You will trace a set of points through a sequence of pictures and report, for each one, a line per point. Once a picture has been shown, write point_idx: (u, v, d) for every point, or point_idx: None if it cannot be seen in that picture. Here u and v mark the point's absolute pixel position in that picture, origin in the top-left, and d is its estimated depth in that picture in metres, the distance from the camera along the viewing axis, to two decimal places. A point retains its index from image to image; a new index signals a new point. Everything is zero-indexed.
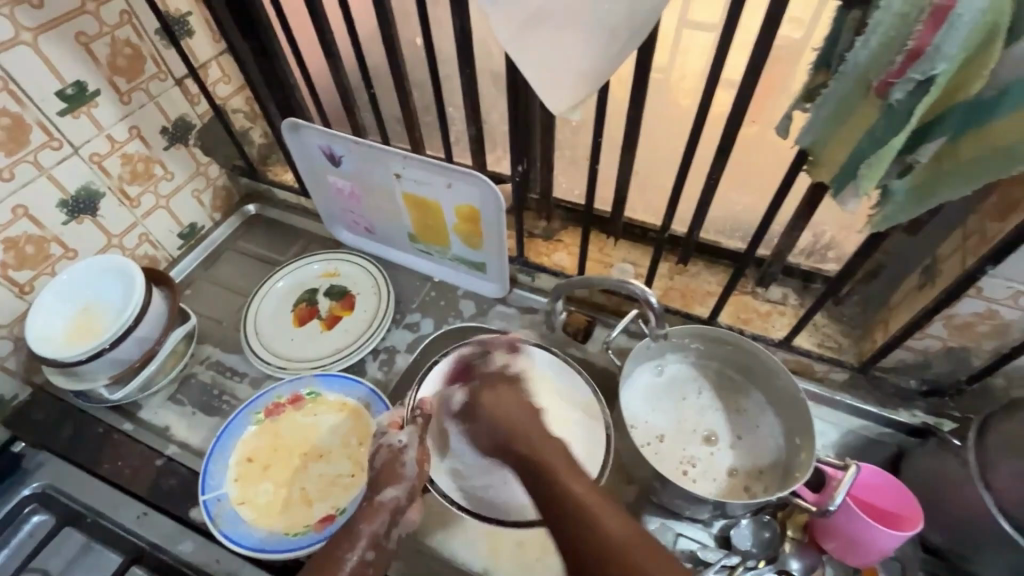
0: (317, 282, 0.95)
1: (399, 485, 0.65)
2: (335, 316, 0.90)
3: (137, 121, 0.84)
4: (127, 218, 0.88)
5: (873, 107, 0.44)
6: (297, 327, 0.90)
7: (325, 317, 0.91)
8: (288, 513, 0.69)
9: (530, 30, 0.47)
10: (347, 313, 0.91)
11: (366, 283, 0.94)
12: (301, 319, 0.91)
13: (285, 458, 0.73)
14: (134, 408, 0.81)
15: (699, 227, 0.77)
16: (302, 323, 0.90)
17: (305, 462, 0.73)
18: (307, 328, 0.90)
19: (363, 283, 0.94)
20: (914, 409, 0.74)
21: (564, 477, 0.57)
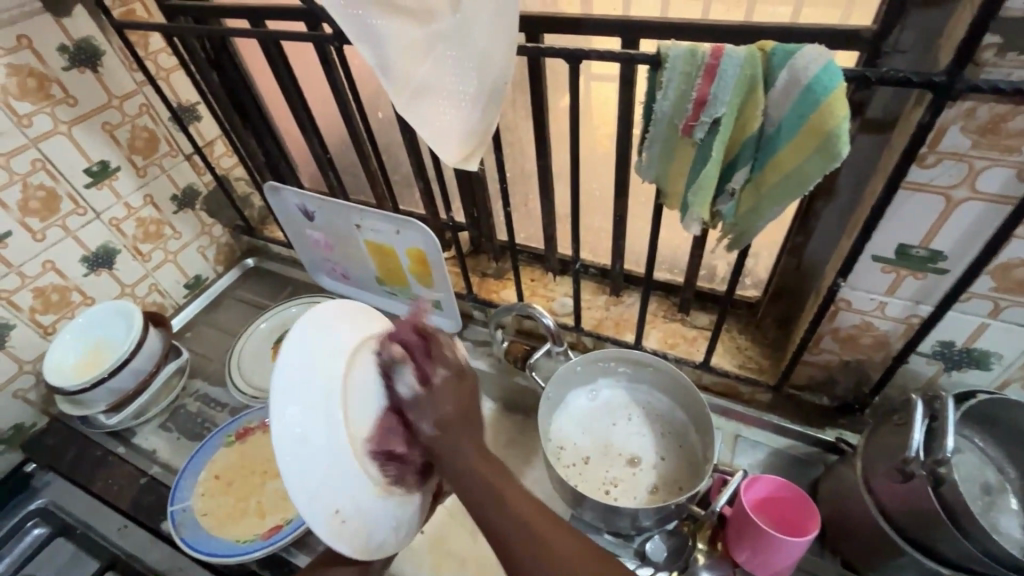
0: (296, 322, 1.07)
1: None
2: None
3: (150, 191, 1.01)
4: (139, 270, 1.03)
5: (687, 145, 0.53)
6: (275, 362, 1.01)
7: None
8: (243, 525, 0.77)
9: (418, 100, 0.59)
10: None
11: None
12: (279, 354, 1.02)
13: (248, 476, 0.82)
14: (129, 434, 0.92)
15: (620, 259, 0.85)
16: None
17: (265, 479, 0.82)
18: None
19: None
20: (838, 427, 0.76)
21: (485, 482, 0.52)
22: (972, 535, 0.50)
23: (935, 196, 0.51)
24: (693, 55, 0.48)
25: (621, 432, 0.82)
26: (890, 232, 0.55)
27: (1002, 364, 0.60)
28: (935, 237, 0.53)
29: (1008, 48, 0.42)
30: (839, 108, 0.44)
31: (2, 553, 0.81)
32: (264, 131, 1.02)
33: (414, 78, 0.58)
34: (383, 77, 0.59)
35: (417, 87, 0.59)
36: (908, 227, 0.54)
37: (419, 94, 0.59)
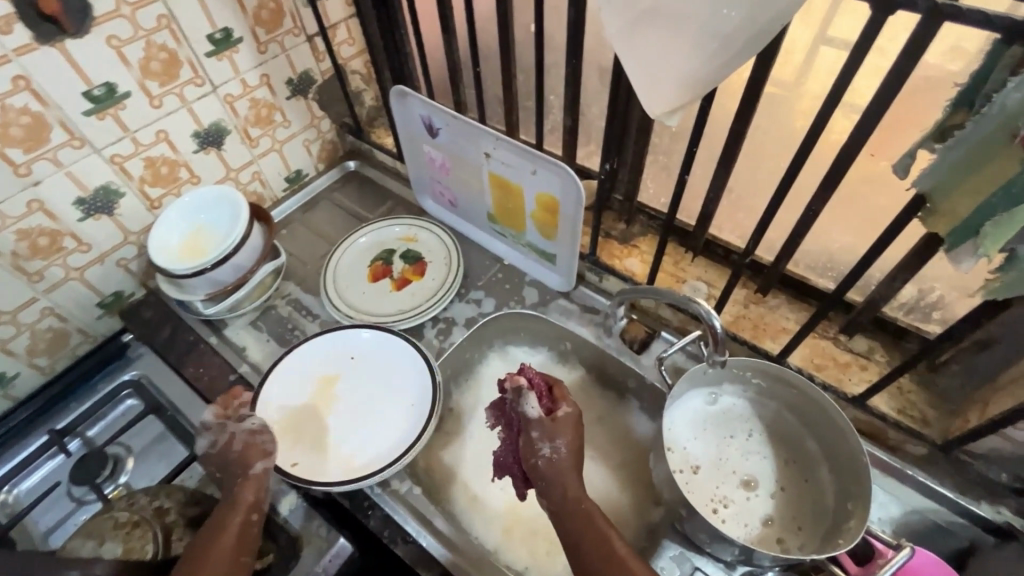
0: (396, 244, 1.00)
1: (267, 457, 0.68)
2: (405, 279, 0.96)
3: (267, 71, 0.92)
4: (245, 155, 0.97)
5: (1017, 159, 0.39)
6: (371, 283, 0.96)
7: (396, 278, 0.96)
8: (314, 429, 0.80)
9: (642, 27, 0.46)
10: (417, 278, 0.96)
11: (440, 253, 0.98)
12: (374, 275, 0.97)
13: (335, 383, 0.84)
14: (221, 325, 0.91)
15: (788, 258, 0.72)
16: (375, 280, 0.96)
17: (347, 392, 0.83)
18: (379, 284, 0.96)
19: (437, 253, 0.98)
20: (1001, 505, 0.65)
21: (586, 549, 0.59)
22: None
23: None
24: None
25: (737, 447, 0.73)
26: None
27: None
28: None
29: None
30: None
31: (99, 415, 0.84)
32: (398, 23, 0.89)
33: None
34: None
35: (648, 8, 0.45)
36: None
37: (649, 19, 0.45)
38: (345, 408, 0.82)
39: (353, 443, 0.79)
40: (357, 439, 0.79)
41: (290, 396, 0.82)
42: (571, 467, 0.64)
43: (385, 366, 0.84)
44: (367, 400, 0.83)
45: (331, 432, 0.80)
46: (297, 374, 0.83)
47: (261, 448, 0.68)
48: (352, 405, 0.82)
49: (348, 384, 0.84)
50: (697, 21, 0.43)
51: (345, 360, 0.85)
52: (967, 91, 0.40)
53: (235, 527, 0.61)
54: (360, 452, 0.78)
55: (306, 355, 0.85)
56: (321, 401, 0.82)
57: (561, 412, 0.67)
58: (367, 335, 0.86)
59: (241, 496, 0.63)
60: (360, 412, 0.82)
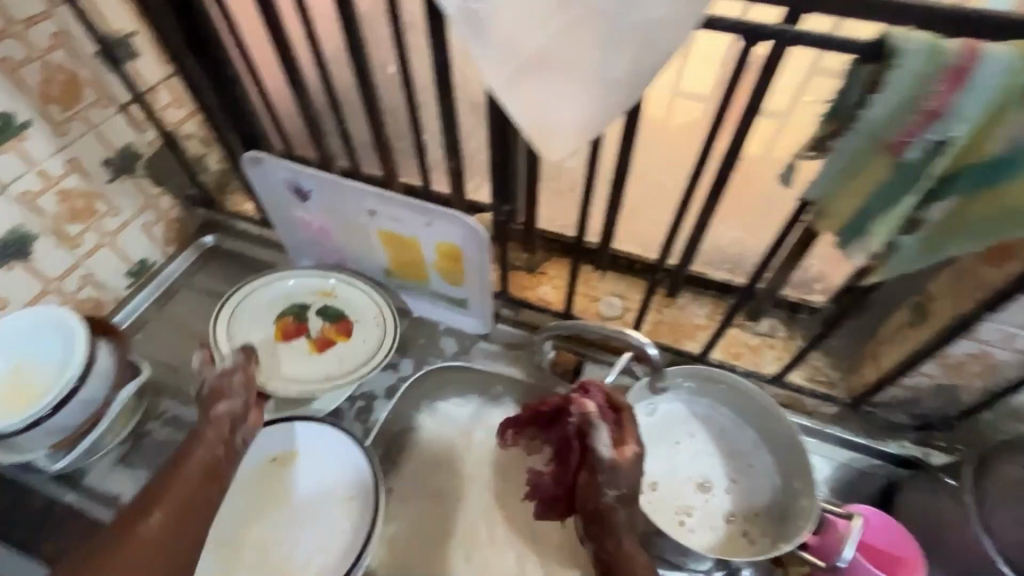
0: (311, 298, 0.87)
1: (231, 399, 0.61)
2: (327, 339, 0.83)
3: (75, 154, 0.76)
4: (66, 259, 0.79)
5: (886, 165, 0.42)
6: (281, 342, 0.83)
7: (315, 338, 0.84)
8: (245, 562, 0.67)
9: (526, 77, 0.43)
10: (341, 338, 0.84)
11: (367, 309, 0.86)
12: (284, 333, 0.84)
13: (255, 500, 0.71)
14: (80, 475, 0.73)
15: (690, 261, 0.75)
16: (286, 339, 0.84)
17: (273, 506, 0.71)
18: (292, 344, 0.84)
19: (367, 331, 0.84)
20: (903, 439, 0.73)
21: None
22: None
23: None
24: (938, 52, 0.36)
25: (689, 450, 0.75)
26: None
27: None
28: None
29: None
30: None
31: None
32: (235, 78, 0.78)
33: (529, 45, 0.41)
34: (476, 44, 0.43)
35: (531, 59, 0.42)
36: None
37: (533, 70, 0.42)
38: (277, 523, 0.70)
39: (299, 552, 0.68)
40: (298, 557, 0.68)
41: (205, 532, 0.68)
42: (624, 510, 0.59)
43: (311, 461, 0.73)
44: (299, 506, 0.71)
45: (264, 558, 0.68)
46: None
47: (225, 391, 0.61)
48: (284, 517, 0.70)
49: (271, 489, 0.72)
50: (585, 69, 0.42)
51: (263, 469, 0.72)
52: (834, 104, 0.42)
53: (200, 457, 0.57)
54: (310, 559, 0.68)
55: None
56: (245, 522, 0.70)
57: (629, 454, 0.58)
58: (278, 430, 0.73)
59: (203, 434, 0.59)
60: (295, 523, 0.70)
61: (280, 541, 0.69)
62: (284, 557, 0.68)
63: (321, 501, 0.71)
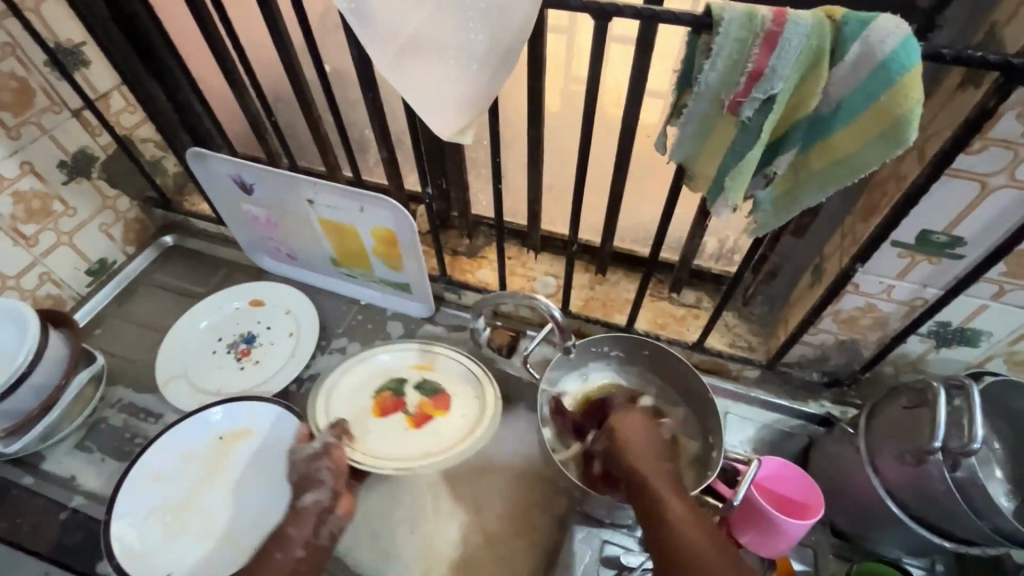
0: (407, 370, 0.84)
1: (318, 489, 0.68)
2: (425, 414, 0.80)
3: (29, 157, 0.80)
4: (23, 258, 0.83)
5: (731, 124, 0.46)
6: (380, 420, 0.79)
7: (413, 413, 0.81)
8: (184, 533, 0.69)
9: (406, 59, 0.48)
10: (439, 412, 0.80)
11: (463, 380, 0.83)
12: (382, 409, 0.81)
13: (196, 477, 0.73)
14: (36, 460, 0.77)
15: (611, 236, 0.79)
16: (383, 414, 0.80)
17: (214, 482, 0.73)
18: (392, 421, 0.80)
19: (456, 419, 0.80)
20: (821, 399, 0.77)
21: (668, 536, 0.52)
22: (983, 515, 0.52)
23: (970, 182, 0.49)
24: (752, 18, 0.41)
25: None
26: (916, 218, 0.53)
27: (990, 341, 0.61)
28: (961, 222, 0.52)
29: None
30: (913, 90, 0.39)
31: None
32: (180, 81, 0.83)
33: (404, 28, 0.46)
34: (360, 28, 0.47)
35: (406, 42, 0.47)
36: (935, 213, 0.52)
37: (409, 52, 0.47)
38: (218, 497, 0.72)
39: (242, 521, 0.70)
40: (237, 529, 0.69)
41: (145, 506, 0.70)
42: (619, 435, 0.62)
43: (254, 441, 0.75)
44: (241, 483, 0.73)
45: (204, 531, 0.69)
46: (149, 479, 0.71)
47: (314, 479, 0.69)
48: (225, 492, 0.72)
49: (215, 463, 0.74)
50: (454, 48, 0.46)
51: (207, 447, 0.74)
52: (683, 72, 0.47)
53: (278, 565, 0.61)
54: (253, 526, 0.70)
55: (151, 451, 0.72)
56: (186, 497, 0.71)
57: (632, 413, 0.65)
58: (221, 411, 0.76)
59: (289, 530, 0.64)
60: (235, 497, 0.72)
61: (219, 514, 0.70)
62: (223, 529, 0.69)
63: (262, 477, 0.73)
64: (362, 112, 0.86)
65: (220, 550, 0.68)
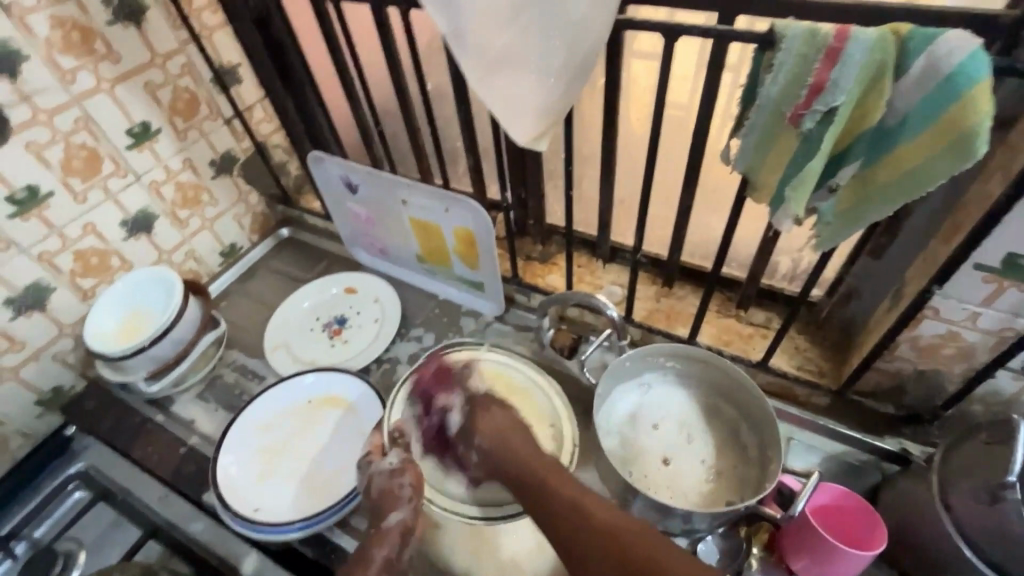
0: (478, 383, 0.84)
1: (399, 507, 0.66)
2: None
3: (189, 155, 0.98)
4: (176, 236, 1.01)
5: (792, 135, 0.48)
6: (438, 439, 0.78)
7: None
8: (275, 477, 0.79)
9: (495, 73, 0.55)
10: None
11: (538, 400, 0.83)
12: None
13: (287, 431, 0.83)
14: (168, 402, 0.92)
15: (679, 250, 0.82)
16: None
17: (301, 436, 0.83)
18: None
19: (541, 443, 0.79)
20: (900, 436, 0.73)
21: (576, 513, 0.60)
22: None
23: None
24: (814, 35, 0.43)
25: (672, 414, 0.78)
26: (1001, 240, 0.51)
27: None
28: None
29: None
30: (984, 102, 0.39)
31: (44, 515, 0.82)
32: (308, 96, 0.98)
33: (496, 47, 0.53)
34: (458, 46, 0.55)
35: (496, 60, 0.54)
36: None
37: (497, 68, 0.54)
38: (304, 449, 0.81)
39: (325, 471, 0.79)
40: (319, 477, 0.79)
41: (245, 450, 0.81)
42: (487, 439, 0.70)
43: (337, 407, 0.85)
44: (323, 440, 0.82)
45: (292, 476, 0.79)
46: (251, 427, 0.83)
47: (395, 497, 0.67)
48: (310, 447, 0.81)
49: (304, 422, 0.84)
50: (536, 65, 0.53)
51: (298, 407, 0.85)
52: (747, 88, 0.50)
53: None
54: (332, 477, 0.79)
55: (254, 406, 0.84)
56: (278, 446, 0.82)
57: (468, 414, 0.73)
58: (313, 378, 0.87)
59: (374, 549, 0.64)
60: (319, 451, 0.81)
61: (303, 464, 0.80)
62: (304, 477, 0.79)
63: (341, 437, 0.82)
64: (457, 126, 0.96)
65: (302, 494, 0.77)
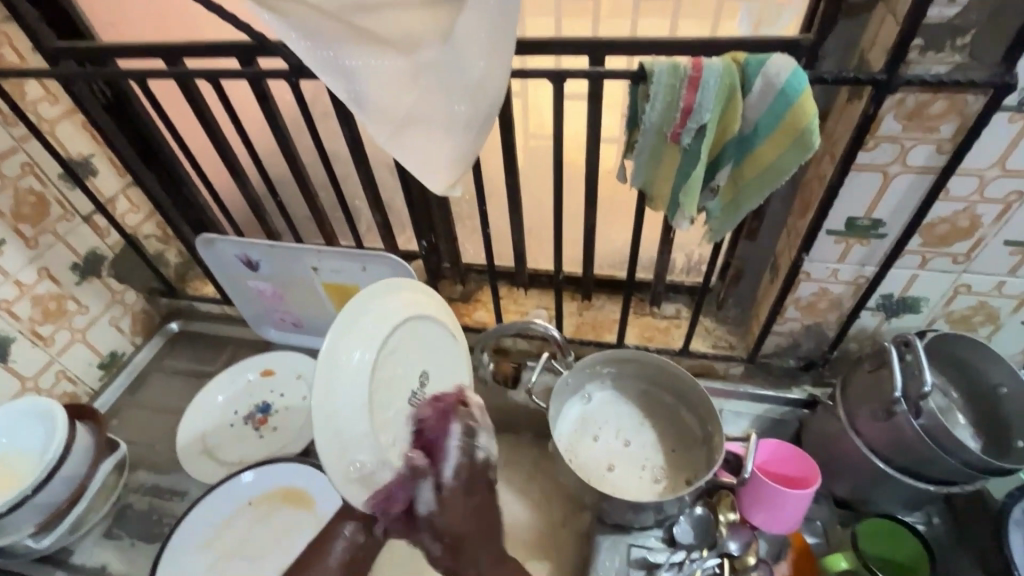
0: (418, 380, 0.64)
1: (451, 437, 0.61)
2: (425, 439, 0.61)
3: (46, 263, 0.86)
4: (41, 358, 0.88)
5: (674, 150, 0.56)
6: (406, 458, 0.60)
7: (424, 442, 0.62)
8: None
9: (403, 131, 0.57)
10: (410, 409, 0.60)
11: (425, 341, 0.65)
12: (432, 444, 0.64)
13: (234, 538, 0.76)
14: (65, 555, 0.79)
15: (592, 265, 0.88)
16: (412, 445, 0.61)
17: (251, 540, 0.76)
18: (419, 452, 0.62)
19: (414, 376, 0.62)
20: (802, 384, 0.85)
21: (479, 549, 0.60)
22: (953, 452, 0.59)
23: (874, 174, 0.60)
24: (677, 69, 0.52)
25: (610, 421, 0.83)
26: (842, 208, 0.63)
27: (929, 306, 0.71)
28: (876, 207, 0.63)
29: (928, 49, 0.50)
30: (809, 107, 0.50)
31: None
32: (182, 177, 0.91)
33: (400, 107, 0.55)
34: (361, 109, 0.56)
35: (401, 119, 0.56)
36: (855, 203, 0.63)
37: (403, 128, 0.57)
38: (259, 550, 0.75)
39: (294, 557, 0.75)
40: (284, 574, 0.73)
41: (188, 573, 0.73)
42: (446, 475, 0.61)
43: (285, 498, 0.79)
44: (277, 536, 0.76)
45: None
46: (189, 546, 0.74)
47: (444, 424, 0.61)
48: (265, 546, 0.76)
49: (256, 520, 0.77)
50: (440, 121, 0.56)
51: (237, 513, 0.77)
52: (631, 116, 0.57)
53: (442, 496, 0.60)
54: None
55: (186, 522, 0.75)
56: (229, 555, 0.75)
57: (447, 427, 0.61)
58: (251, 476, 0.79)
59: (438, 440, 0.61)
60: (273, 549, 0.75)
61: (262, 565, 0.74)
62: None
63: (297, 527, 0.77)
64: (356, 184, 0.95)
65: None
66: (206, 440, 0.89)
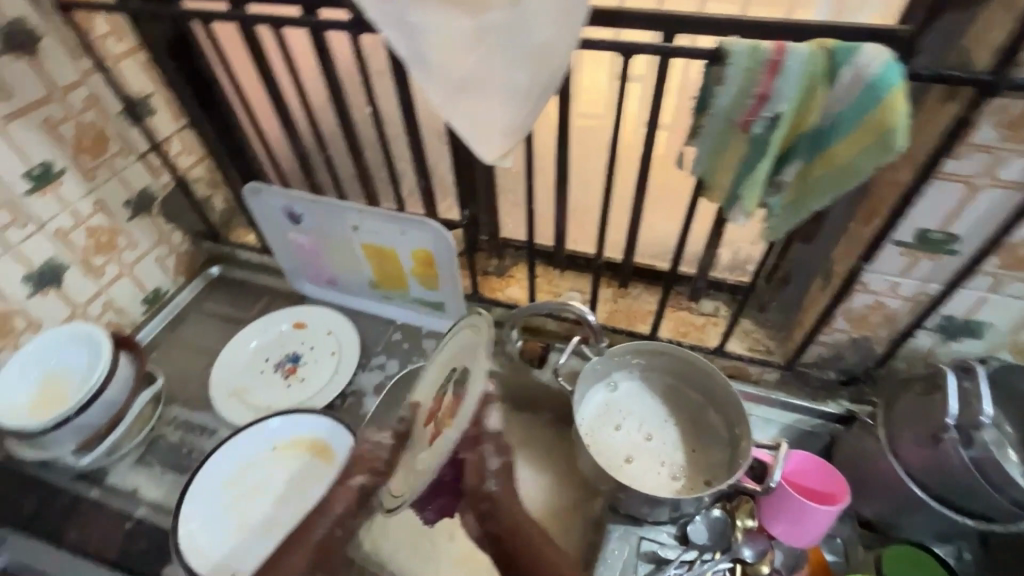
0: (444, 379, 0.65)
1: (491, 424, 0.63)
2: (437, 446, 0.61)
3: (102, 196, 0.89)
4: (91, 287, 0.91)
5: (742, 139, 0.53)
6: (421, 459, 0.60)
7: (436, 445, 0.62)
8: (249, 529, 0.75)
9: (459, 94, 0.55)
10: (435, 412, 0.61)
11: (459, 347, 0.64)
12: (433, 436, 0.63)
13: (256, 480, 0.79)
14: (101, 475, 0.83)
15: (633, 252, 0.86)
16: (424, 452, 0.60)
17: (272, 484, 0.79)
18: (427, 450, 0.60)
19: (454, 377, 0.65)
20: (840, 398, 0.81)
21: None
22: (1003, 489, 0.56)
23: (957, 184, 0.55)
24: (757, 51, 0.48)
25: (634, 411, 0.82)
26: (914, 219, 0.59)
27: (993, 333, 0.67)
28: (953, 221, 0.58)
29: None
30: (899, 104, 0.46)
31: None
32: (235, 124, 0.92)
33: (460, 69, 0.53)
34: (420, 69, 0.54)
35: (459, 82, 0.54)
36: (930, 214, 0.58)
37: (460, 92, 0.55)
38: (278, 494, 0.78)
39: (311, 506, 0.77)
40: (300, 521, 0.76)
41: (211, 508, 0.76)
42: None
43: (307, 448, 0.81)
44: (296, 484, 0.78)
45: (269, 522, 0.76)
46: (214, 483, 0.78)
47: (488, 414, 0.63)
48: (284, 491, 0.78)
49: (278, 467, 0.79)
50: (499, 88, 0.54)
51: (261, 457, 0.80)
52: (700, 99, 0.54)
53: None
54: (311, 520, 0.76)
55: (213, 460, 0.78)
56: (249, 496, 0.78)
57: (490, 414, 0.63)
58: (276, 423, 0.82)
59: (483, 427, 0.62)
60: (291, 495, 0.78)
61: (279, 510, 0.77)
62: (282, 524, 0.76)
63: (314, 478, 0.79)
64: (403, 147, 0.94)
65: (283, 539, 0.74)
66: (237, 384, 0.92)
